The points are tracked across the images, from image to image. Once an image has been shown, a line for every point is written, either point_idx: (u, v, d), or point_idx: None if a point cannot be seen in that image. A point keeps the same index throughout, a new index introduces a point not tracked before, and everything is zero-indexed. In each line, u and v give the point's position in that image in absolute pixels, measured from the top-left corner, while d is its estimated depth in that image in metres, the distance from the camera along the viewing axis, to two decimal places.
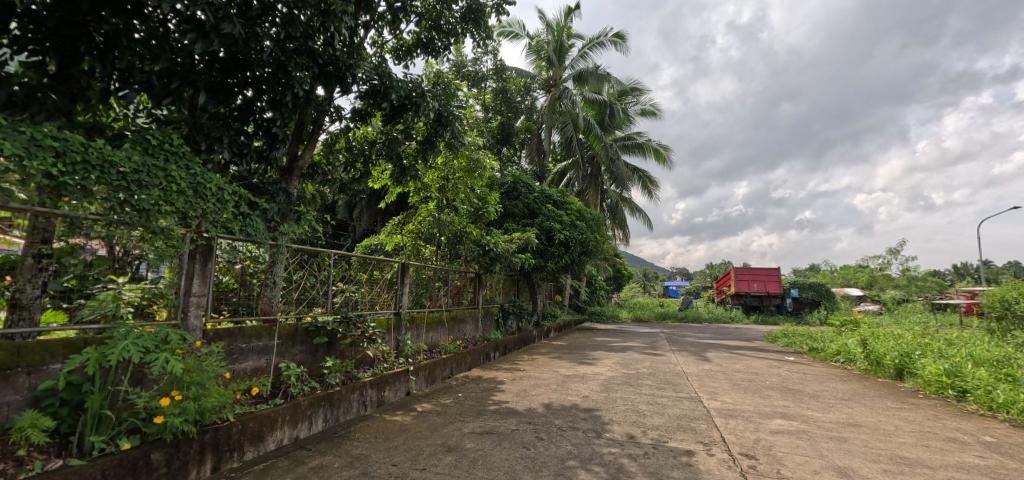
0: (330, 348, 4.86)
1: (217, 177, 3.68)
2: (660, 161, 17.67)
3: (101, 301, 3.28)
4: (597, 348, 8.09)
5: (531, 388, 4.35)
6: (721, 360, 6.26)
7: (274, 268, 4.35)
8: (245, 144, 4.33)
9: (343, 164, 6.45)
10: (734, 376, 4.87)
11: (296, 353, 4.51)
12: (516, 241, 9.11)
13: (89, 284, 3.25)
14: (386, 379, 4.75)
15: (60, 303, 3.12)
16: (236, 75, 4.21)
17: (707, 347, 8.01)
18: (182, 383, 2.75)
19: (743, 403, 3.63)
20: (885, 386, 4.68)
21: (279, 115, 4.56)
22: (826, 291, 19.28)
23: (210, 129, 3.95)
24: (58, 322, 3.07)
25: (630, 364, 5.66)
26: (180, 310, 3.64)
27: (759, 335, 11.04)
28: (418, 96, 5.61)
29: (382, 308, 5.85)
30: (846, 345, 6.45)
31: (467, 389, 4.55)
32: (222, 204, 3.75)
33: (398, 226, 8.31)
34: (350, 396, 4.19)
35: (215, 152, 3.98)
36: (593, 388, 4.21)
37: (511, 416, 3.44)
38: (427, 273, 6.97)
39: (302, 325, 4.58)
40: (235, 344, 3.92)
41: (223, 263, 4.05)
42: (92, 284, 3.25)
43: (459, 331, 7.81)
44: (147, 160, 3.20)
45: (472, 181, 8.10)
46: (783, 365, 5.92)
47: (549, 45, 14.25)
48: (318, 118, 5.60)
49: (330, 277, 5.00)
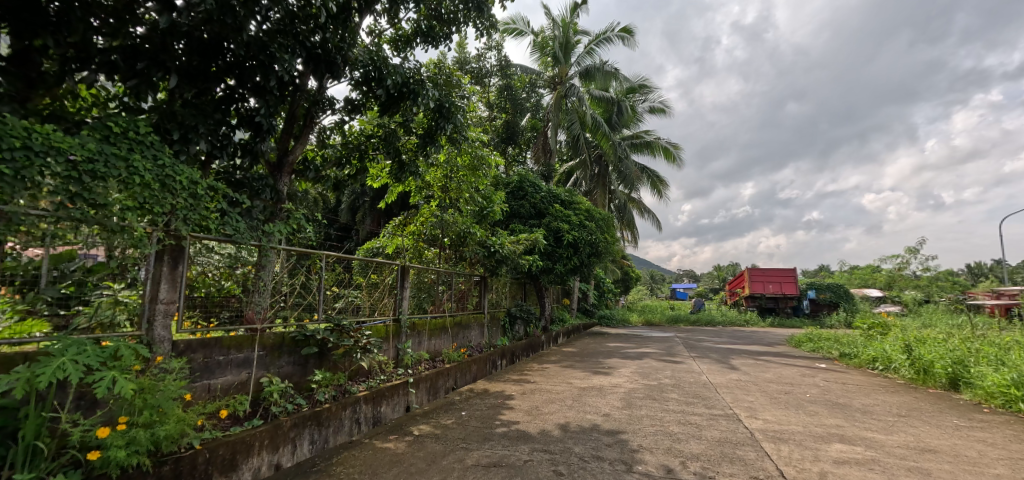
0: (322, 358, 4.40)
1: (189, 169, 3.27)
2: (670, 159, 17.19)
3: (98, 308, 2.99)
4: (611, 355, 7.62)
5: (543, 405, 3.89)
6: (748, 368, 5.78)
7: (261, 272, 3.94)
8: (225, 135, 3.95)
9: (338, 160, 6.00)
10: (769, 388, 4.39)
11: (283, 365, 4.04)
12: (523, 242, 8.66)
13: (89, 290, 2.96)
14: (382, 393, 4.30)
15: (56, 311, 2.87)
16: (213, 59, 3.80)
17: (729, 353, 7.53)
18: (133, 408, 2.32)
19: (790, 423, 3.16)
20: (939, 399, 4.18)
21: (264, 104, 4.18)
22: (845, 292, 18.63)
23: (182, 117, 3.53)
24: (42, 333, 2.78)
25: (650, 373, 5.19)
26: (146, 319, 3.18)
27: (780, 340, 10.50)
28: (417, 83, 5.21)
29: (380, 315, 5.42)
30: (885, 351, 5.96)
31: (473, 405, 4.10)
32: (196, 200, 3.34)
33: (399, 227, 7.87)
34: (341, 413, 3.74)
35: (190, 143, 3.58)
36: (613, 403, 3.75)
37: (522, 441, 2.99)
38: (430, 276, 6.56)
39: (289, 334, 4.13)
40: (211, 356, 3.44)
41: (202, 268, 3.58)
42: (92, 290, 2.96)
43: (463, 337, 7.36)
44: (105, 148, 2.80)
45: (476, 179, 7.69)
46: (818, 373, 5.43)
47: (554, 41, 13.67)
48: (309, 110, 5.22)
49: (323, 281, 4.54)
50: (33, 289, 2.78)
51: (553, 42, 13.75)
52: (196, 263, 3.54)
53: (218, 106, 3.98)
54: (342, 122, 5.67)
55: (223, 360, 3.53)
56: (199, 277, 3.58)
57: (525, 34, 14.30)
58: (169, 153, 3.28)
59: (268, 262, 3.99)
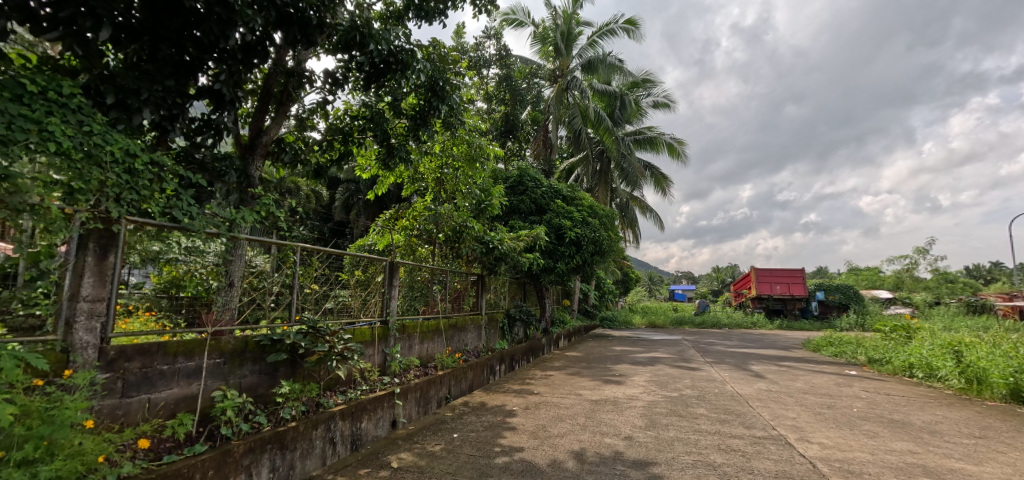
0: (292, 367, 3.73)
1: (124, 139, 2.74)
2: (674, 156, 16.67)
3: (57, 306, 2.51)
4: (619, 360, 7.03)
5: (551, 424, 3.31)
6: (774, 376, 5.21)
7: (230, 267, 3.43)
8: (178, 104, 3.41)
9: (320, 144, 5.34)
10: (807, 402, 3.81)
11: (245, 375, 3.36)
12: (523, 239, 8.06)
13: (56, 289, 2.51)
14: (363, 406, 3.72)
15: (26, 312, 2.40)
16: (164, 17, 3.30)
17: (747, 358, 6.95)
18: (12, 439, 1.76)
19: (854, 449, 2.62)
20: (1008, 414, 3.61)
21: (225, 70, 3.63)
22: (855, 294, 18.09)
23: (122, 80, 3.02)
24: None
25: (668, 383, 4.61)
26: (64, 321, 2.53)
27: (795, 343, 9.91)
28: (406, 53, 4.64)
29: (365, 316, 4.82)
30: (926, 358, 5.38)
31: (469, 425, 3.51)
32: (134, 177, 2.79)
33: (390, 221, 7.30)
34: (311, 433, 3.16)
35: (132, 110, 3.07)
36: (633, 422, 3.17)
37: (530, 476, 2.42)
38: (423, 274, 6.03)
39: (253, 337, 3.45)
40: (151, 366, 2.82)
41: (162, 258, 3.05)
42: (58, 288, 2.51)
43: (459, 341, 6.75)
44: (9, 107, 2.26)
45: (474, 172, 7.16)
46: (854, 382, 4.87)
47: (555, 31, 13.20)
48: (286, 87, 4.68)
49: (296, 276, 3.96)
50: (7, 288, 2.33)
51: (555, 33, 13.18)
52: (180, 263, 3.18)
53: (173, 72, 3.44)
54: (322, 102, 5.09)
55: (167, 369, 2.90)
56: (186, 276, 3.24)
57: (525, 25, 13.77)
58: (103, 120, 2.77)
59: (236, 255, 3.45)
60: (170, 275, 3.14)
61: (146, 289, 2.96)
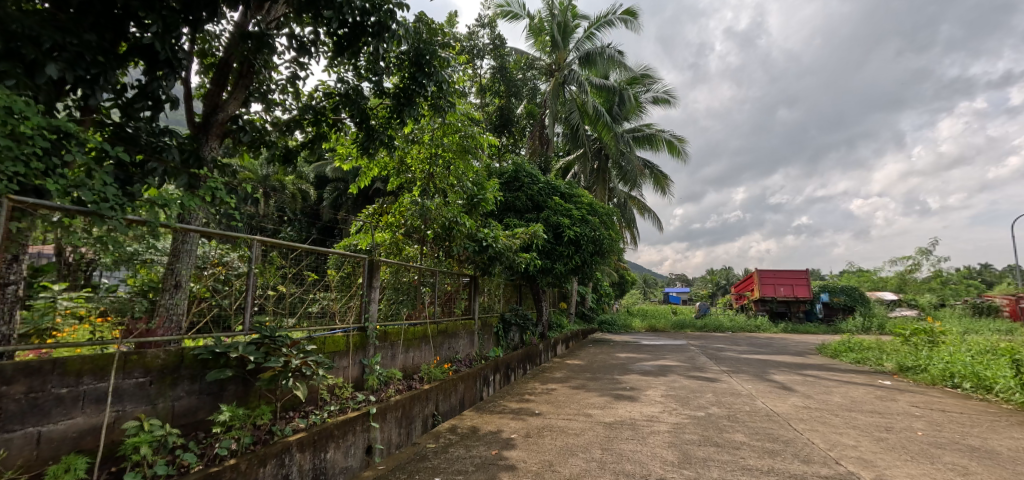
0: (243, 386, 3.08)
1: (9, 95, 2.13)
2: (675, 154, 16.12)
3: None
4: (626, 370, 6.41)
5: (559, 461, 2.71)
6: (806, 388, 4.63)
7: (176, 264, 2.99)
8: (99, 62, 2.78)
9: (288, 125, 4.69)
10: (858, 423, 3.22)
11: (180, 397, 2.70)
12: (519, 237, 7.42)
13: None
14: (329, 432, 3.09)
15: None
16: None
17: (767, 366, 6.36)
18: None
19: None
20: None
21: (159, 22, 2.99)
22: (861, 296, 17.46)
23: (16, 24, 2.42)
24: None
25: (689, 399, 4.02)
26: None
27: (809, 348, 9.36)
28: (385, 13, 3.98)
29: (341, 322, 4.16)
30: (974, 367, 4.81)
31: (455, 462, 2.88)
32: (19, 145, 2.15)
33: (374, 217, 6.65)
34: (258, 472, 2.53)
35: (30, 63, 2.47)
36: (662, 456, 2.63)
37: None
38: (409, 275, 5.37)
39: (190, 350, 2.76)
40: (44, 389, 2.17)
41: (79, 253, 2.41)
42: None
43: (449, 349, 6.13)
44: None
45: (466, 164, 6.55)
46: (897, 396, 4.31)
47: (551, 22, 12.63)
48: (247, 56, 3.94)
49: (253, 277, 3.29)
50: None
51: (551, 24, 12.61)
52: (156, 264, 2.86)
53: (93, 23, 2.87)
54: (292, 75, 4.44)
55: (67, 394, 2.25)
56: (163, 278, 2.92)
57: (519, 16, 13.18)
58: None
59: (184, 249, 3.04)
60: (146, 277, 2.81)
61: (121, 291, 2.64)
